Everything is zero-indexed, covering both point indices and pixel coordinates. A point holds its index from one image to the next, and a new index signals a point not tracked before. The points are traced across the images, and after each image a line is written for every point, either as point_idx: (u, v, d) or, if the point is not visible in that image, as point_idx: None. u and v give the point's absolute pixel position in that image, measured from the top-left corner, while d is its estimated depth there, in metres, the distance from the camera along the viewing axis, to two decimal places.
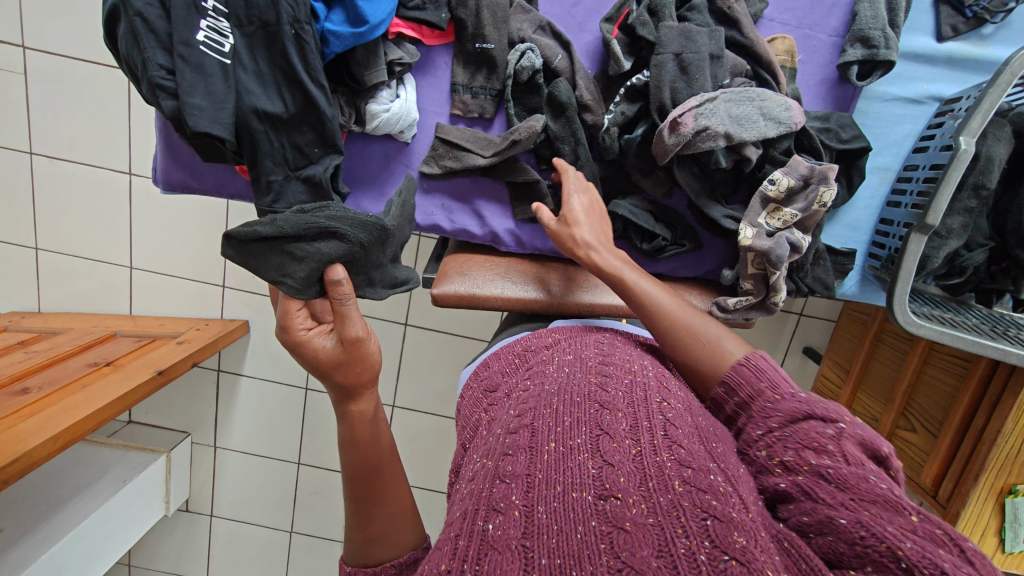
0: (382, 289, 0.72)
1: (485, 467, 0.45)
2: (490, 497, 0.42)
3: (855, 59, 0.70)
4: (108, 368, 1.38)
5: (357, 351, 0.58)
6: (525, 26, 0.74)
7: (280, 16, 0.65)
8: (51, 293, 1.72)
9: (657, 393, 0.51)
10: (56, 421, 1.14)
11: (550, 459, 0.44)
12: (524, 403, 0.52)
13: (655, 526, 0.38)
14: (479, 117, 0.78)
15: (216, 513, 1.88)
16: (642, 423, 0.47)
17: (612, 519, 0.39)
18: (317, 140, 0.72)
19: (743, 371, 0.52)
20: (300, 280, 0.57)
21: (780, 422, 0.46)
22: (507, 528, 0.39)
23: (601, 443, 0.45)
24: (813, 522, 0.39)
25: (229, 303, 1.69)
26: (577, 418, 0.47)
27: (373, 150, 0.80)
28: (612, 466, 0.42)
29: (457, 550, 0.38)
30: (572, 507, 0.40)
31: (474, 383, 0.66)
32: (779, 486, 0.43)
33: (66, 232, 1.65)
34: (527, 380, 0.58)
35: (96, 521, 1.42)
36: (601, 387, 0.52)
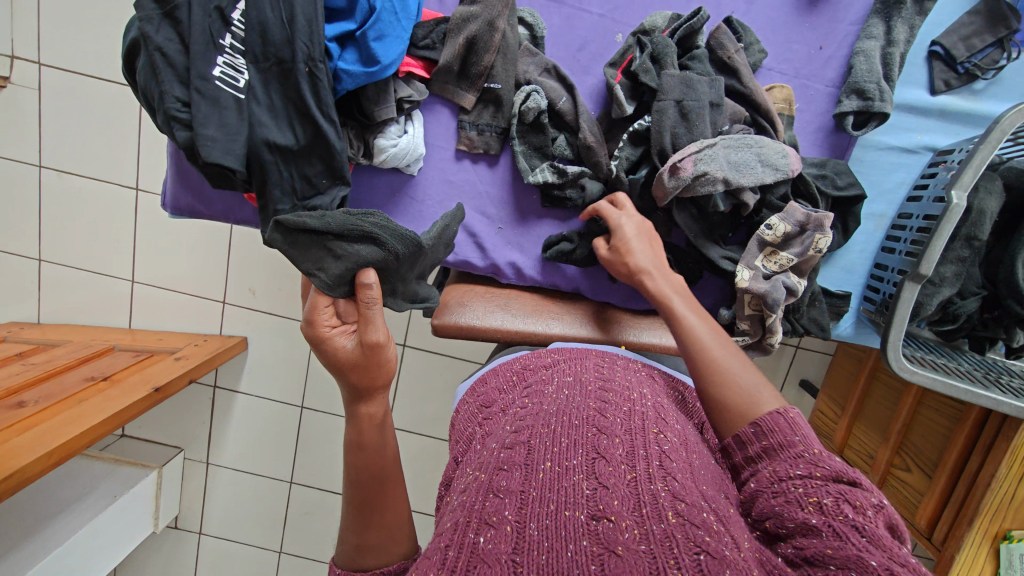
0: (401, 303, 0.72)
1: (479, 481, 0.47)
2: (482, 510, 0.43)
3: (850, 110, 0.73)
4: (105, 384, 1.38)
5: (375, 356, 0.59)
6: (532, 69, 0.76)
7: (295, 53, 0.67)
8: (51, 304, 1.73)
9: (656, 424, 0.53)
10: (51, 436, 1.13)
11: (545, 477, 0.46)
12: (521, 420, 0.54)
13: (646, 553, 0.39)
14: (484, 153, 0.80)
15: (205, 531, 1.86)
16: (639, 450, 0.48)
17: (604, 540, 0.40)
18: (325, 172, 0.74)
19: (777, 421, 0.50)
20: (334, 276, 0.60)
21: (820, 469, 0.45)
22: (498, 543, 0.40)
23: (595, 465, 0.47)
24: (839, 557, 0.38)
25: (229, 319, 1.69)
26: (574, 440, 0.49)
27: (379, 182, 0.81)
28: (606, 488, 0.44)
29: (448, 560, 0.39)
30: (565, 524, 0.41)
31: (471, 398, 0.68)
32: (807, 520, 0.42)
33: (70, 244, 1.66)
34: (522, 400, 0.60)
35: (84, 537, 1.40)
36: (600, 411, 0.54)
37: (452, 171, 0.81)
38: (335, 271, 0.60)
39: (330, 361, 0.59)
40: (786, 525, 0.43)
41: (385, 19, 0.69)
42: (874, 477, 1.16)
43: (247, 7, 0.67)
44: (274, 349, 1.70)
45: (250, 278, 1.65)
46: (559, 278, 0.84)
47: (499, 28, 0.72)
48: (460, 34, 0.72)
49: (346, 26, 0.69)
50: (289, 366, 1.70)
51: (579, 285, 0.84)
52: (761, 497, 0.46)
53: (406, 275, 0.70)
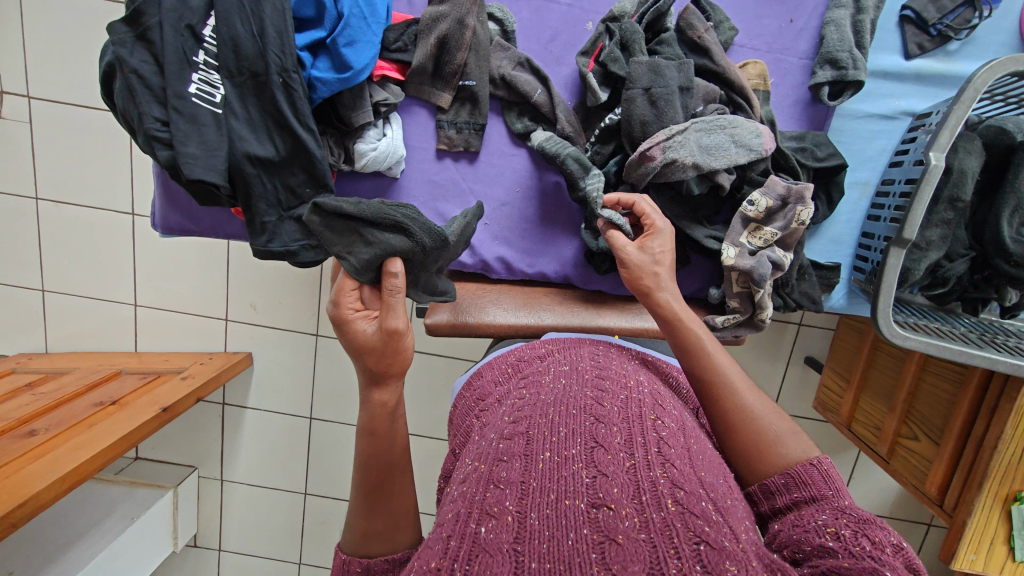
0: (422, 295, 0.73)
1: (478, 472, 0.47)
2: (483, 501, 0.43)
3: (825, 80, 0.72)
4: (114, 408, 1.39)
5: (393, 342, 0.59)
6: (504, 63, 0.76)
7: (268, 66, 0.68)
8: (57, 333, 1.75)
9: (652, 410, 0.54)
10: (64, 462, 1.15)
11: (545, 467, 0.47)
12: (518, 411, 0.55)
13: (646, 541, 0.40)
14: (464, 151, 0.80)
15: (224, 547, 1.89)
16: (636, 438, 0.49)
17: (605, 529, 0.41)
18: (308, 180, 0.75)
19: (810, 473, 0.51)
20: (362, 261, 0.63)
21: (846, 514, 0.47)
22: (499, 532, 0.41)
23: (594, 454, 0.48)
24: (855, 567, 0.41)
25: (232, 336, 1.71)
26: (571, 429, 0.50)
27: (363, 188, 0.82)
28: (605, 476, 0.45)
29: (449, 549, 0.40)
30: (566, 513, 0.42)
31: (468, 391, 0.69)
32: (823, 543, 0.45)
33: (72, 272, 1.68)
34: (517, 391, 0.61)
35: (105, 560, 1.42)
36: (596, 400, 0.55)
37: (434, 171, 0.81)
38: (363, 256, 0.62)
39: (349, 343, 0.60)
40: (800, 549, 0.46)
41: (355, 25, 0.69)
42: (882, 447, 1.15)
43: (216, 21, 0.67)
44: (279, 363, 1.72)
45: (250, 294, 1.66)
46: (549, 269, 0.84)
47: (469, 25, 0.73)
48: (431, 34, 0.73)
49: (316, 35, 0.70)
50: (295, 379, 1.72)
51: (568, 275, 0.84)
52: (781, 532, 0.49)
53: (428, 267, 0.72)
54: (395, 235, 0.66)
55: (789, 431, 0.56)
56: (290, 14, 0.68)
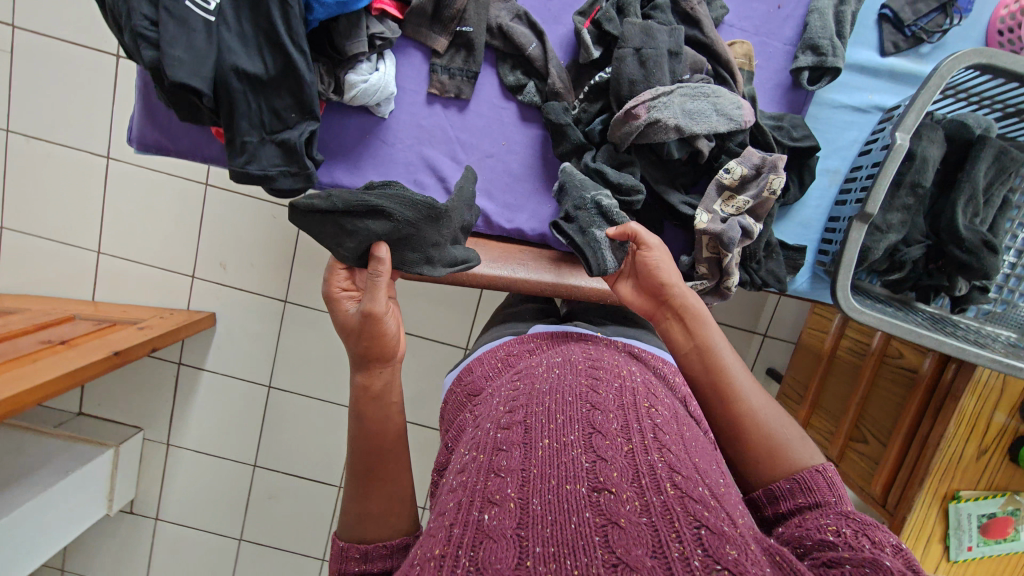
0: (439, 269, 0.71)
1: (479, 462, 0.49)
2: (484, 490, 0.45)
3: (806, 64, 0.76)
4: (62, 346, 1.34)
5: (370, 324, 0.62)
6: (503, 14, 0.78)
7: None
8: (10, 274, 1.68)
9: (646, 399, 0.57)
10: (4, 388, 1.09)
11: (544, 454, 0.48)
12: (514, 401, 0.57)
13: (647, 524, 0.42)
14: (455, 98, 0.81)
15: (162, 516, 1.83)
16: (633, 425, 0.52)
17: (607, 512, 0.43)
18: (294, 105, 0.75)
19: (816, 480, 0.54)
20: (351, 251, 0.61)
21: (851, 519, 0.50)
22: (502, 518, 0.42)
23: (593, 440, 0.49)
24: (854, 558, 0.43)
25: (197, 294, 1.67)
26: (569, 416, 0.52)
27: (350, 125, 0.82)
28: (605, 461, 0.47)
29: (454, 536, 0.41)
30: (567, 498, 0.44)
31: (459, 387, 0.73)
32: (825, 538, 0.47)
33: (35, 210, 1.62)
34: (512, 382, 0.63)
35: (32, 510, 1.35)
36: (592, 390, 0.57)
37: (423, 115, 0.82)
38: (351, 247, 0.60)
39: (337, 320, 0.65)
40: (802, 542, 0.49)
41: None
42: (834, 449, 1.18)
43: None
44: (243, 326, 1.68)
45: (222, 253, 1.63)
46: (527, 227, 0.85)
47: None
48: None
49: None
50: (257, 345, 1.69)
51: (545, 235, 0.85)
52: (785, 532, 0.52)
53: (433, 237, 0.69)
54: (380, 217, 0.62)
55: (796, 438, 0.59)
56: None
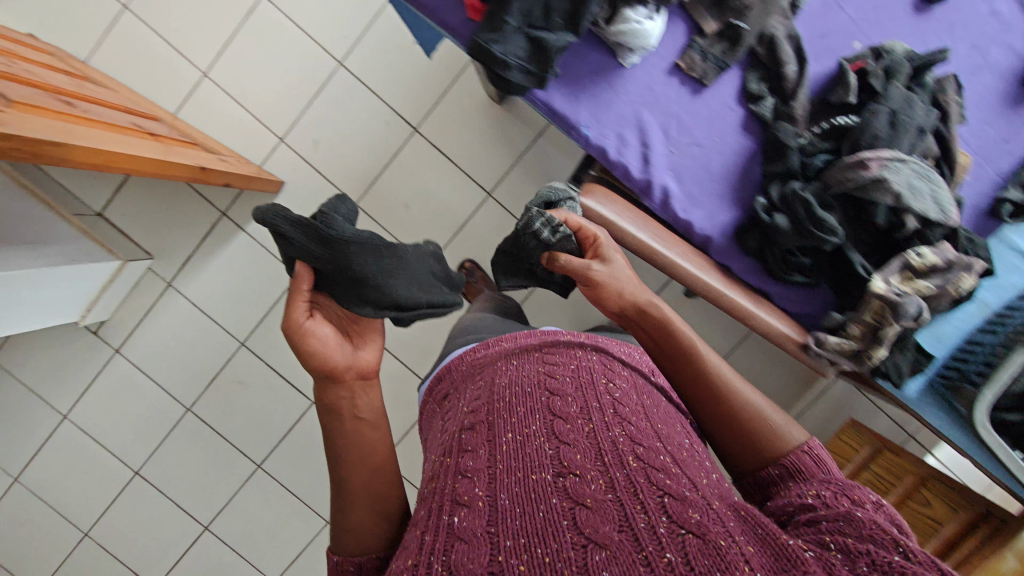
0: (364, 304, 0.87)
1: (450, 468, 0.68)
2: (456, 494, 0.63)
3: (1013, 199, 1.01)
4: (151, 136, 1.28)
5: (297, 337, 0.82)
6: (779, 28, 0.82)
7: None
8: (109, 53, 1.66)
9: (604, 382, 0.78)
10: (104, 142, 1.03)
11: (509, 449, 0.68)
12: (476, 404, 0.78)
13: (611, 500, 0.60)
14: (696, 80, 0.84)
15: (122, 351, 1.78)
16: (591, 408, 0.72)
17: (574, 495, 0.60)
18: (566, 12, 0.77)
19: (806, 459, 0.71)
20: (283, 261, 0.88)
21: (834, 483, 0.66)
22: (472, 519, 0.60)
23: (555, 426, 0.70)
24: (831, 515, 0.60)
25: (276, 158, 1.69)
26: (530, 410, 0.73)
27: (588, 59, 0.83)
28: (567, 447, 0.66)
29: (429, 542, 0.59)
30: (534, 486, 0.62)
31: (433, 391, 0.98)
32: (807, 501, 0.64)
33: (167, 10, 1.64)
34: (492, 378, 0.82)
35: (26, 277, 1.31)
36: (552, 380, 0.78)
37: (657, 82, 0.84)
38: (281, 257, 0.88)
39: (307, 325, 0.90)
40: (787, 510, 0.65)
41: None
42: None
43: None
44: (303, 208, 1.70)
45: (318, 130, 1.67)
46: (698, 226, 0.86)
47: None
48: None
49: None
50: None
51: (711, 236, 0.86)
52: (780, 505, 0.67)
53: (352, 271, 0.85)
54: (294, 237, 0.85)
55: (785, 420, 0.77)
56: None
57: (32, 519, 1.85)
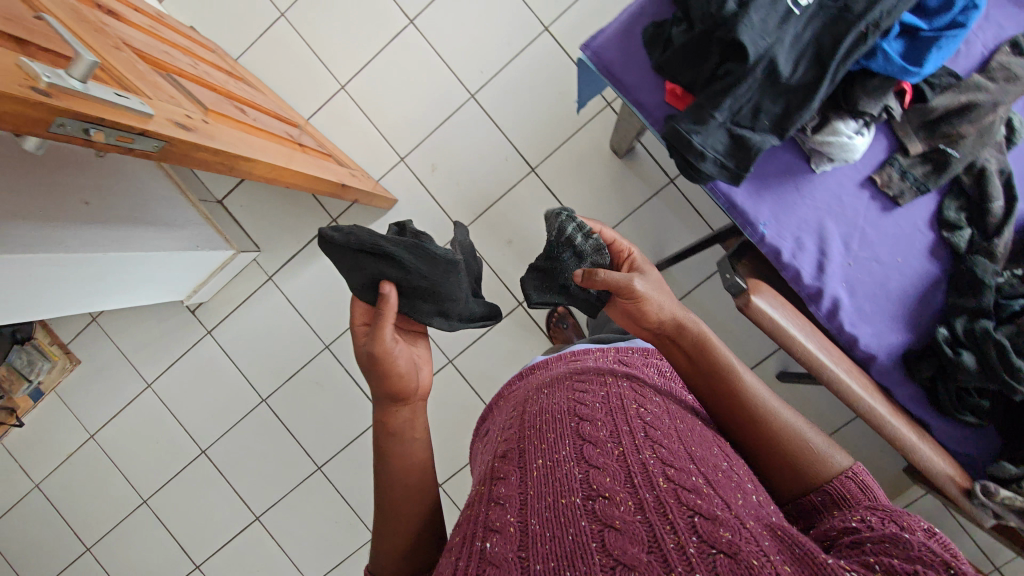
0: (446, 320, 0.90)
1: (483, 496, 0.63)
2: (488, 520, 0.58)
3: None
4: (301, 148, 1.34)
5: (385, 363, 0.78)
6: (991, 163, 0.91)
7: (865, 11, 0.70)
8: (258, 54, 1.75)
9: (635, 409, 0.73)
10: (276, 156, 1.09)
11: (539, 473, 0.63)
12: (513, 431, 0.73)
13: (644, 520, 0.55)
14: (889, 197, 0.93)
15: (213, 333, 1.85)
16: (621, 432, 0.67)
17: (604, 517, 0.55)
18: (775, 116, 0.76)
19: (849, 485, 0.70)
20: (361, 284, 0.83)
21: (879, 509, 0.61)
22: (504, 544, 0.54)
23: (587, 449, 0.64)
24: (875, 538, 0.55)
25: (393, 175, 1.74)
26: (561, 434, 0.68)
27: (784, 160, 0.90)
28: (597, 469, 0.61)
29: (460, 566, 0.54)
30: (564, 508, 0.57)
31: (494, 406, 0.96)
32: (850, 524, 0.60)
33: (320, 23, 1.72)
34: (526, 406, 0.78)
35: (159, 256, 1.38)
36: (583, 406, 0.73)
37: (846, 193, 0.91)
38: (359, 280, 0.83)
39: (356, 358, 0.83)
40: (830, 535, 0.61)
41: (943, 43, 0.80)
42: None
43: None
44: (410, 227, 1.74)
45: (438, 155, 1.72)
46: (863, 341, 0.93)
47: (993, 117, 0.88)
48: (965, 94, 0.88)
49: (916, 22, 0.80)
50: None
51: (876, 354, 0.93)
52: (824, 531, 0.62)
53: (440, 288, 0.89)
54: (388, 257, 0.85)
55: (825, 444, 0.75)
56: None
57: (98, 479, 1.91)
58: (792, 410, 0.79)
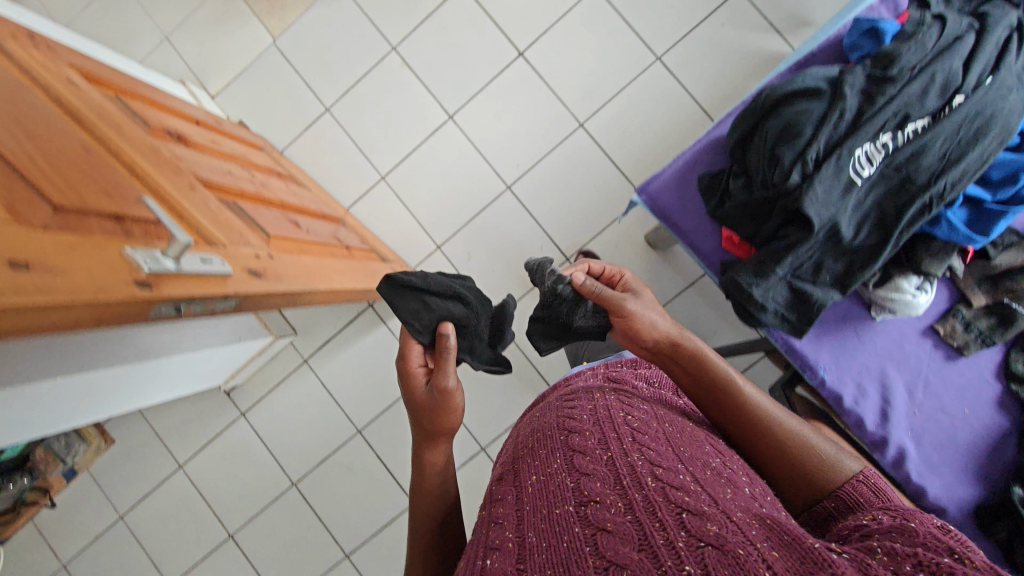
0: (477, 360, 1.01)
1: (486, 520, 0.64)
2: (487, 541, 0.58)
3: None
4: (348, 252, 1.38)
5: (444, 397, 0.87)
6: None
7: (925, 184, 0.81)
8: (303, 146, 1.83)
9: (625, 416, 0.76)
10: (335, 277, 1.15)
11: (534, 488, 0.64)
12: (514, 456, 0.75)
13: (632, 520, 0.55)
14: (954, 345, 1.04)
15: (247, 415, 1.86)
16: (611, 440, 0.69)
17: (595, 521, 0.56)
18: (839, 270, 0.87)
19: (857, 488, 0.70)
20: (422, 325, 0.92)
21: (884, 509, 0.61)
22: (502, 563, 0.54)
23: (577, 460, 0.66)
24: (883, 534, 0.56)
25: (430, 262, 1.77)
26: (555, 449, 0.70)
27: (850, 310, 1.06)
28: (588, 477, 0.63)
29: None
30: (558, 518, 0.58)
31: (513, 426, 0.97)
32: (858, 523, 0.61)
33: (364, 117, 1.80)
34: (526, 433, 0.81)
35: (204, 352, 1.40)
36: (574, 420, 0.76)
37: (907, 343, 1.04)
38: (425, 319, 0.92)
39: (411, 398, 0.90)
40: (843, 534, 0.61)
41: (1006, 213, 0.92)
42: None
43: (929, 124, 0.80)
44: None
45: (475, 244, 1.75)
46: (933, 491, 1.00)
47: None
48: None
49: (980, 196, 0.93)
50: None
51: (947, 504, 0.99)
52: (836, 533, 0.63)
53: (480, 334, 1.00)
54: (453, 301, 0.96)
55: (827, 447, 0.78)
56: (981, 169, 0.82)
57: (123, 562, 1.89)
58: (786, 411, 0.83)
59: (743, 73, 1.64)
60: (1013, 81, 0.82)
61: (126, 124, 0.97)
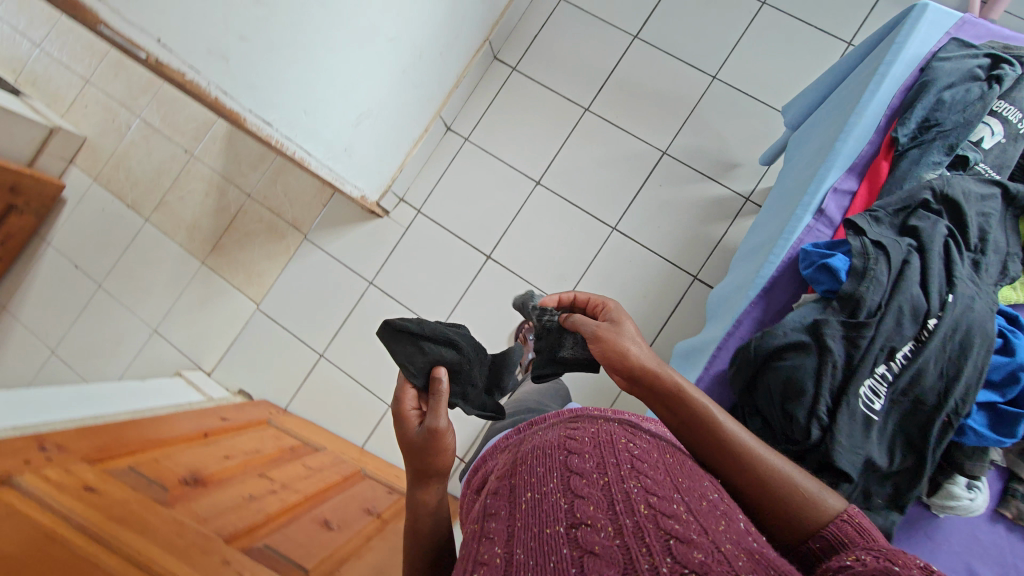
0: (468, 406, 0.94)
1: (477, 530, 0.59)
2: (477, 556, 0.54)
3: None
4: (382, 522, 1.35)
5: (437, 441, 0.77)
6: None
7: (942, 402, 0.73)
8: (306, 397, 1.85)
9: (622, 439, 0.69)
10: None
11: (528, 504, 0.59)
12: (508, 471, 0.69)
13: (620, 545, 0.51)
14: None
15: None
16: (608, 460, 0.63)
17: (584, 544, 0.51)
18: (887, 495, 0.77)
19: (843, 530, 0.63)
20: (417, 368, 0.84)
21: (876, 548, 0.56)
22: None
23: (572, 480, 0.61)
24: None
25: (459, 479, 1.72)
26: (549, 466, 0.64)
27: (914, 515, 1.00)
28: (582, 498, 0.57)
29: None
30: (547, 539, 0.53)
31: (483, 464, 0.89)
32: (841, 564, 0.55)
33: (358, 354, 1.84)
34: (519, 448, 0.75)
35: None
36: (570, 437, 0.70)
37: (982, 531, 0.99)
38: (420, 362, 0.84)
39: (402, 440, 0.79)
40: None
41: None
42: None
43: (917, 350, 0.73)
44: None
45: None
46: None
47: None
48: None
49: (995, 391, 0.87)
50: None
51: None
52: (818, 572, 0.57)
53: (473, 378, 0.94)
54: (448, 348, 0.90)
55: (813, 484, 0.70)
56: (982, 371, 0.74)
57: None
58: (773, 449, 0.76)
59: (693, 222, 1.75)
60: (972, 283, 0.77)
61: (148, 507, 0.96)
